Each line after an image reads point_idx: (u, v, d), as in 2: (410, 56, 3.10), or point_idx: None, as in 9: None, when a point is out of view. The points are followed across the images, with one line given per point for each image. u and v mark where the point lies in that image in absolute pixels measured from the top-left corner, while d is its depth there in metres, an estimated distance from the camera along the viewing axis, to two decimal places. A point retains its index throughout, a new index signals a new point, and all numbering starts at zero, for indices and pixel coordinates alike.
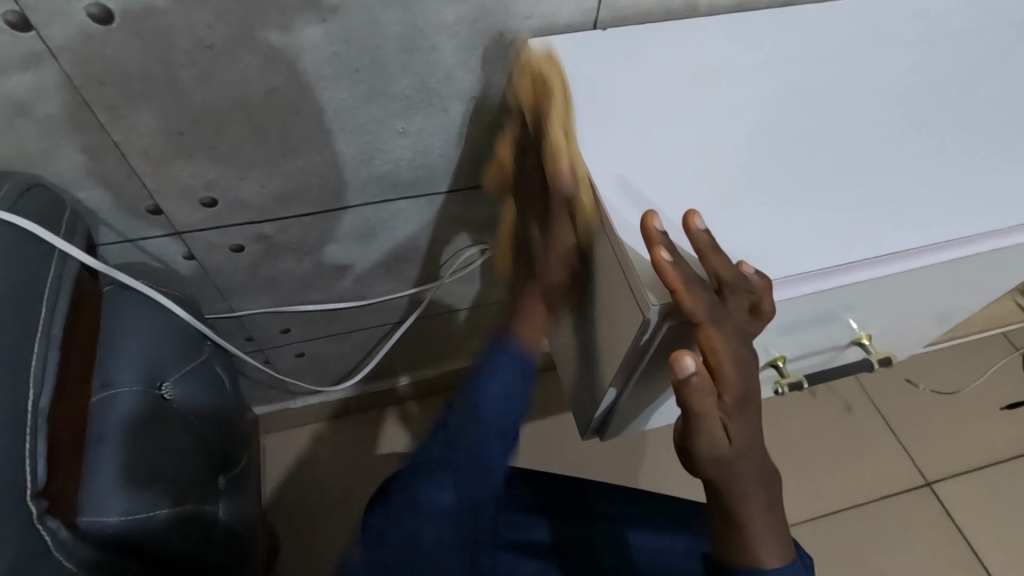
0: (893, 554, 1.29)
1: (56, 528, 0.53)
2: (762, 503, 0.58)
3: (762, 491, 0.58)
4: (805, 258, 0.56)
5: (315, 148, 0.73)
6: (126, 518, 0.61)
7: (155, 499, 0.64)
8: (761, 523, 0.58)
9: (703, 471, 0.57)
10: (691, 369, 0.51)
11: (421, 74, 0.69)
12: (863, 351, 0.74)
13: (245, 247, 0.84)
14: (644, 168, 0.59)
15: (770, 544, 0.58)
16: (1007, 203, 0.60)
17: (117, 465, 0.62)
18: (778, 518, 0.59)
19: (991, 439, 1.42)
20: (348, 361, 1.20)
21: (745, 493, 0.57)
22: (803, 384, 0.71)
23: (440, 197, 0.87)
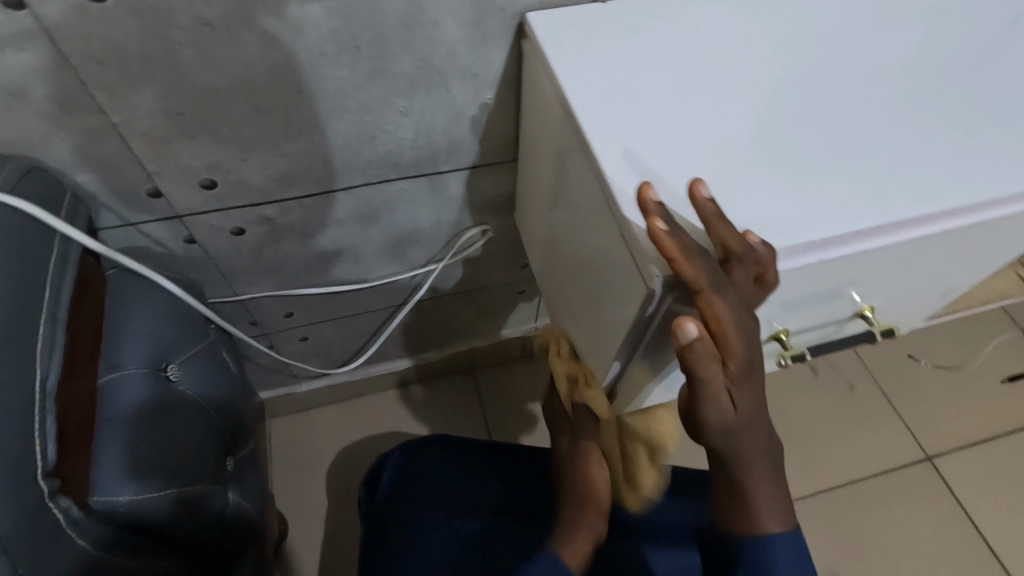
0: (892, 527, 1.31)
1: (67, 507, 0.54)
2: (766, 472, 0.59)
3: (766, 460, 0.59)
4: (808, 228, 0.55)
5: (316, 129, 0.73)
6: (137, 498, 0.61)
7: (165, 480, 0.65)
8: (763, 490, 0.59)
9: (708, 441, 0.58)
10: (694, 335, 0.51)
11: (423, 52, 0.67)
12: (866, 324, 0.73)
13: (247, 230, 0.84)
14: (648, 141, 0.59)
15: (772, 512, 0.59)
16: (1015, 170, 0.60)
17: (126, 446, 0.62)
18: (782, 488, 0.60)
19: (991, 414, 1.42)
20: (352, 345, 1.20)
21: (749, 463, 0.58)
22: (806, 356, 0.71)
23: (442, 177, 0.86)
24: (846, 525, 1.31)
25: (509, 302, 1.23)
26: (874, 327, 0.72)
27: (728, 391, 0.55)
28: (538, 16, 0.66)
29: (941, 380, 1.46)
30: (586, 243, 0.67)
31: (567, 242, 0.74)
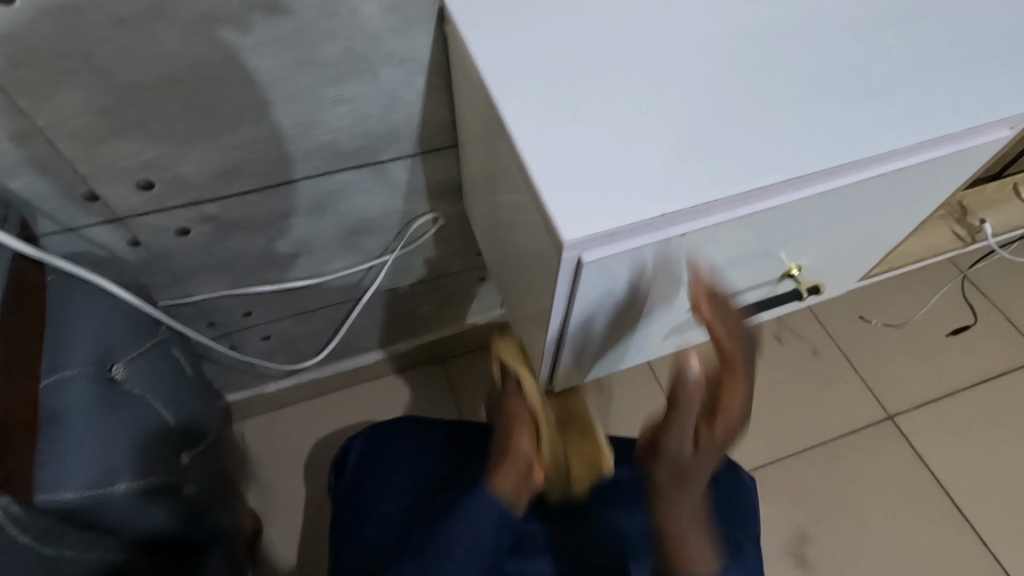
0: (859, 485, 1.34)
1: (8, 505, 0.55)
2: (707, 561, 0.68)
3: (697, 533, 0.69)
4: (722, 186, 0.54)
5: (250, 121, 0.74)
6: (83, 493, 0.62)
7: (112, 474, 0.65)
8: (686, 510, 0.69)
9: (660, 464, 0.69)
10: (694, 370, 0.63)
11: (347, 39, 0.69)
12: (794, 283, 0.76)
13: (192, 229, 0.84)
14: (562, 107, 0.58)
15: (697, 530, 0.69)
16: (934, 114, 0.60)
17: (69, 447, 0.62)
18: None
19: (949, 369, 1.46)
20: (316, 342, 1.20)
21: (676, 511, 0.69)
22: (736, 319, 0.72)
23: (384, 166, 0.87)
24: (813, 486, 1.34)
25: (470, 289, 1.24)
26: (801, 286, 0.75)
27: (695, 441, 0.68)
28: None
29: (901, 341, 1.50)
30: (516, 220, 0.68)
31: (503, 222, 0.74)
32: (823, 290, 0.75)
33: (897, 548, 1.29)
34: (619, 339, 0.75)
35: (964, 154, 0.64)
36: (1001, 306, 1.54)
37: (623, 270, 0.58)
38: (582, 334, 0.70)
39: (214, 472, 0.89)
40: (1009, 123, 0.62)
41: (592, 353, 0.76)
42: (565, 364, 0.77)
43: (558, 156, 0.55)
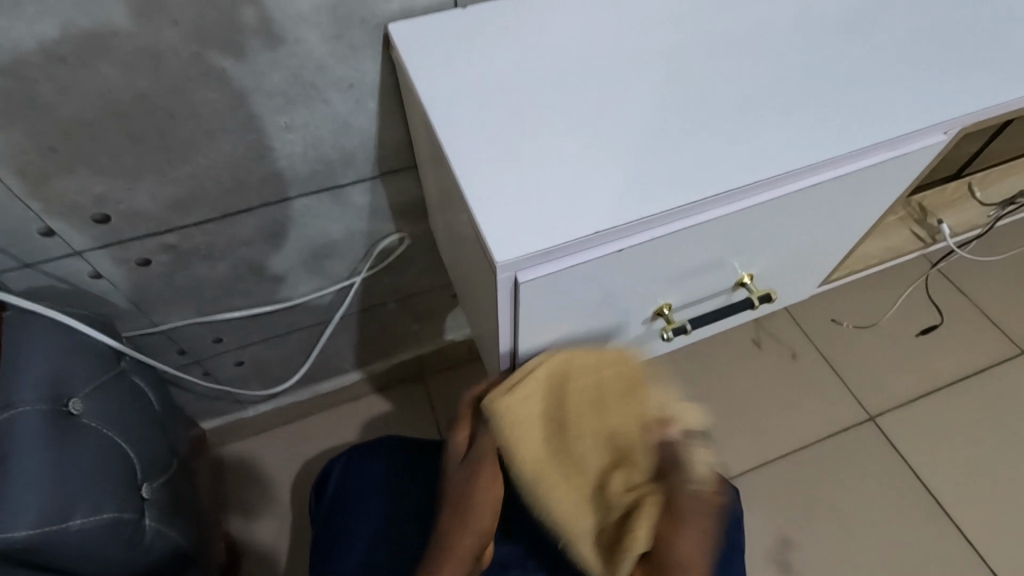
0: (841, 487, 1.34)
1: None
2: None
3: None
4: (649, 205, 0.56)
5: (200, 151, 0.74)
6: (36, 531, 0.62)
7: (64, 511, 0.65)
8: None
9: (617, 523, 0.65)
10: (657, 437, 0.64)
11: (292, 67, 0.70)
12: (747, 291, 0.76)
13: (152, 259, 0.85)
14: (501, 131, 0.60)
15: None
16: (865, 123, 0.61)
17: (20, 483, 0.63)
18: None
19: (928, 368, 1.47)
20: (291, 365, 1.20)
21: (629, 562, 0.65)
22: (687, 328, 0.72)
23: (343, 189, 0.88)
24: (797, 491, 1.34)
25: (443, 305, 1.24)
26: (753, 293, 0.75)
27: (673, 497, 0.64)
28: (398, 25, 0.68)
29: (879, 341, 1.50)
30: (465, 239, 0.68)
31: (456, 242, 0.75)
32: (776, 296, 0.76)
33: (882, 549, 1.28)
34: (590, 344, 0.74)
35: (901, 159, 0.65)
36: (977, 302, 1.55)
37: (562, 288, 0.59)
38: (534, 351, 0.70)
39: (180, 501, 0.88)
40: (939, 129, 0.63)
41: None
42: (521, 369, 0.73)
43: (494, 180, 0.57)
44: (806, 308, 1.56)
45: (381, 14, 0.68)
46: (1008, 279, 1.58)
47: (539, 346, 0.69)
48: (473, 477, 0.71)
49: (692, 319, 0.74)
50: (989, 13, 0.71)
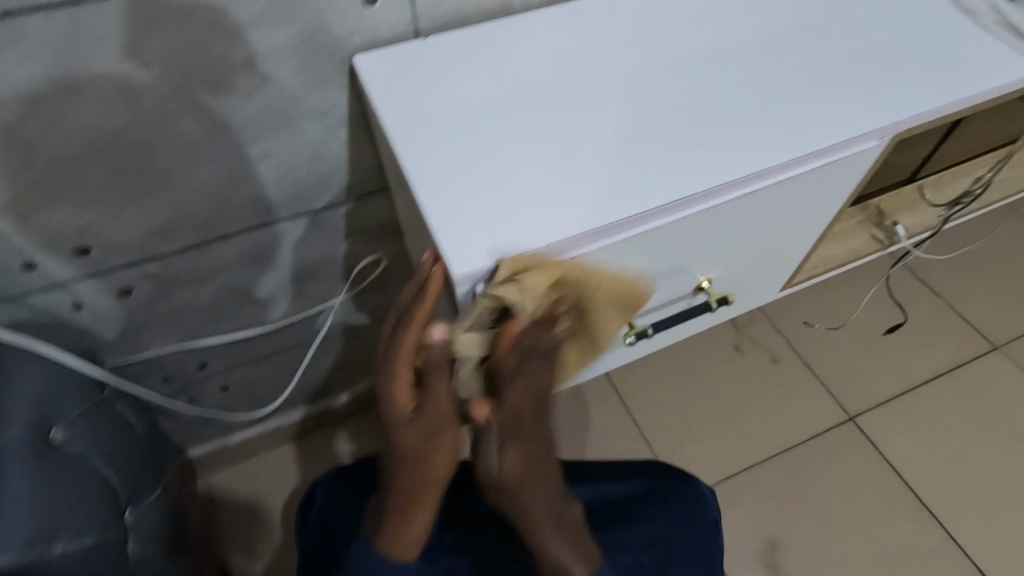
0: (826, 488, 1.36)
1: None
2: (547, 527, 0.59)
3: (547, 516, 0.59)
4: (601, 217, 0.59)
5: (177, 181, 0.77)
6: (24, 555, 0.62)
7: (50, 536, 0.65)
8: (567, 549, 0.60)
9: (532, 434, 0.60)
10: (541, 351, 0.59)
11: (264, 100, 0.73)
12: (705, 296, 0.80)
13: (134, 288, 0.87)
14: (462, 152, 0.63)
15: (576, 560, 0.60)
16: (805, 133, 0.65)
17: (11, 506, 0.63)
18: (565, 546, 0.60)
19: (906, 366, 1.50)
20: (276, 387, 1.22)
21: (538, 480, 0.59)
22: (649, 333, 0.75)
23: (319, 213, 0.91)
24: (781, 492, 1.36)
25: None
26: (711, 297, 0.79)
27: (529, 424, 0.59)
28: (364, 56, 0.72)
29: (857, 341, 1.53)
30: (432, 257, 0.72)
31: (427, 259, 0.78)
32: (733, 299, 0.79)
33: (867, 548, 1.30)
34: None
35: (841, 164, 0.69)
36: (950, 301, 1.59)
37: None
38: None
39: (165, 526, 0.89)
40: (874, 135, 0.67)
41: None
42: None
43: (455, 199, 0.60)
44: (785, 311, 1.59)
45: (346, 47, 0.72)
46: (979, 277, 1.62)
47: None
48: (431, 435, 0.58)
49: (654, 325, 0.77)
50: (919, 27, 0.75)
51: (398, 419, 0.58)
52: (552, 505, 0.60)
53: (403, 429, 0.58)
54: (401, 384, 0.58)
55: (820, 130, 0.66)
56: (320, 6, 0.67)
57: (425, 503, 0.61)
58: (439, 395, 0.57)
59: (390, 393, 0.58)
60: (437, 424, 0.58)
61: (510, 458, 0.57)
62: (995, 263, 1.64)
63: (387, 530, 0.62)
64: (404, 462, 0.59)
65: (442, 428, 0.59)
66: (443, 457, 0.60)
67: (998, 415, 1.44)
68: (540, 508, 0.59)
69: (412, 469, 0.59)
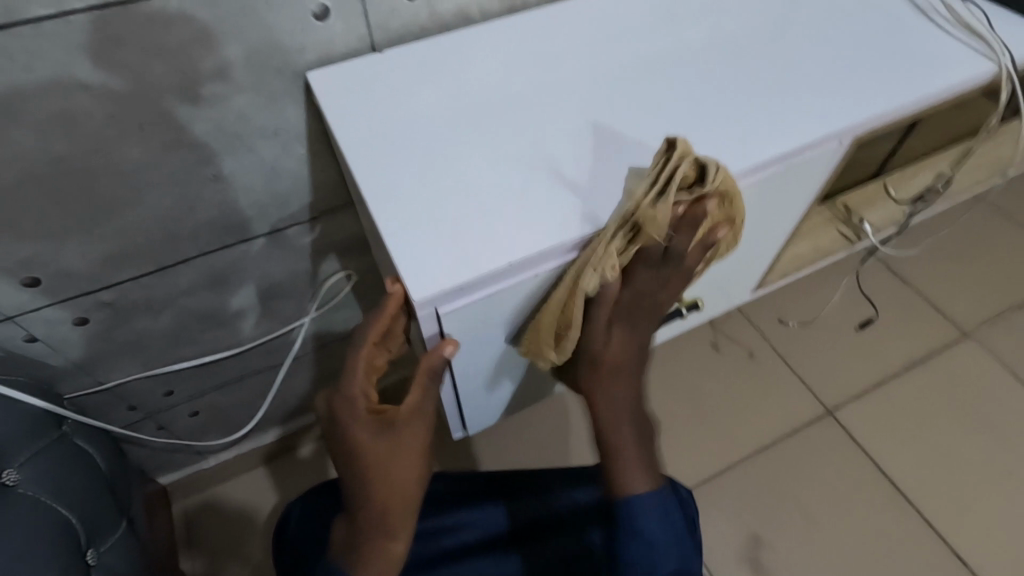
0: (807, 483, 1.36)
1: None
2: (631, 436, 0.68)
3: (631, 426, 0.69)
4: (559, 234, 0.59)
5: (128, 207, 0.75)
6: None
7: None
8: (630, 460, 0.67)
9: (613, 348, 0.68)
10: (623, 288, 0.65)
11: (215, 121, 0.71)
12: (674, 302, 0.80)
13: (90, 317, 0.84)
14: (419, 170, 0.63)
15: (637, 475, 0.66)
16: (762, 139, 0.65)
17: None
18: (646, 456, 0.68)
19: (880, 357, 1.52)
20: (249, 409, 1.18)
21: (618, 426, 0.68)
22: None
23: (282, 232, 0.88)
24: (765, 490, 1.36)
25: None
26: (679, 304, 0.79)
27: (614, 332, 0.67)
28: (316, 72, 0.70)
29: (831, 334, 1.55)
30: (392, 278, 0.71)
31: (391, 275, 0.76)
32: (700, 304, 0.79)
33: (853, 542, 1.30)
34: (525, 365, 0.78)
35: (802, 168, 0.69)
36: (921, 291, 1.61)
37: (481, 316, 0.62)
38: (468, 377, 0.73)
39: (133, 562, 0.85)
40: (832, 138, 0.68)
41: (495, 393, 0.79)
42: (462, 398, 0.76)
43: (414, 218, 0.60)
44: (758, 308, 1.61)
45: (299, 63, 0.70)
46: (946, 265, 1.65)
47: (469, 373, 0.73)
48: (394, 451, 0.64)
49: None
50: (871, 27, 0.76)
51: (362, 436, 0.63)
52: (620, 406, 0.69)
53: (370, 445, 0.63)
54: (361, 401, 0.64)
55: (775, 134, 0.66)
56: (269, 22, 0.65)
57: (398, 520, 0.63)
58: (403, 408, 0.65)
59: (353, 414, 0.63)
60: (403, 443, 0.64)
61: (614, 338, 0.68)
62: (960, 250, 1.68)
63: (364, 549, 0.62)
64: (373, 470, 0.63)
65: (405, 448, 0.64)
66: (410, 473, 0.64)
67: (972, 403, 1.46)
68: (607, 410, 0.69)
69: (379, 484, 0.63)
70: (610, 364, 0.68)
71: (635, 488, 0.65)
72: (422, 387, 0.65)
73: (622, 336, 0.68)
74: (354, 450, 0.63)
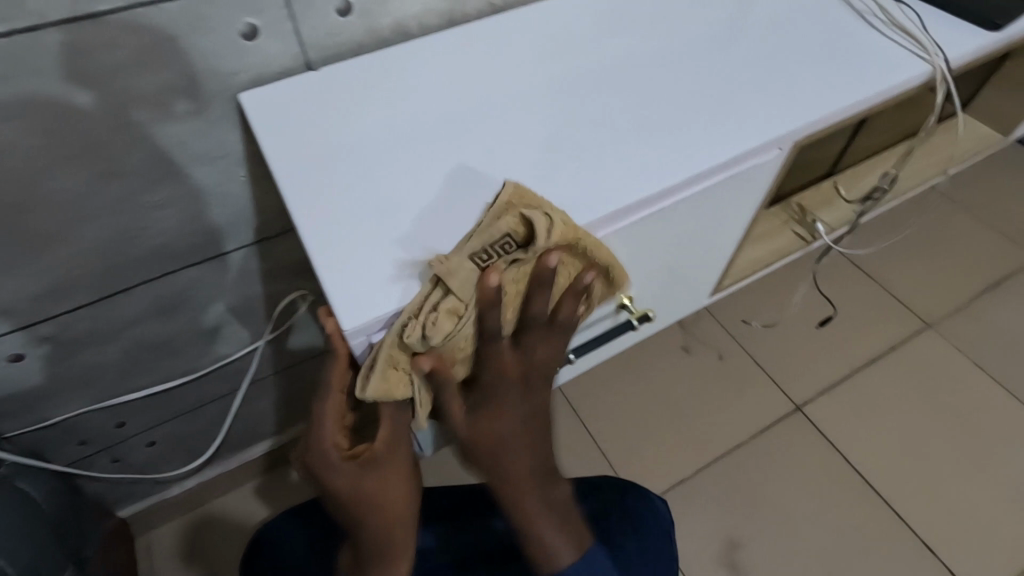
0: (776, 482, 1.37)
1: None
2: (536, 506, 0.60)
3: (535, 493, 0.60)
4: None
5: (60, 240, 0.71)
6: None
7: None
8: (549, 531, 0.59)
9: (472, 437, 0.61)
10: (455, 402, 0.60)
11: (148, 147, 0.68)
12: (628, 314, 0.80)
13: (27, 353, 0.80)
14: (358, 194, 0.62)
15: (564, 542, 0.59)
16: (703, 150, 0.66)
17: None
18: (564, 514, 0.61)
19: (844, 350, 1.54)
20: (209, 437, 1.15)
21: (519, 493, 0.60)
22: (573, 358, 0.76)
23: (229, 256, 0.86)
24: (744, 493, 1.37)
25: None
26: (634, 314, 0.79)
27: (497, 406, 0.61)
28: (248, 95, 0.68)
29: (802, 332, 1.56)
30: None
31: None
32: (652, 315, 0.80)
33: (825, 539, 1.31)
34: None
35: (738, 178, 0.69)
36: (883, 284, 1.64)
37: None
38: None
39: None
40: (773, 146, 0.68)
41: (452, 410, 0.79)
42: None
43: (352, 244, 0.59)
44: (727, 308, 1.61)
45: (232, 85, 0.68)
46: (906, 257, 1.68)
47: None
48: (383, 487, 0.60)
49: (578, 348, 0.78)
50: (810, 33, 0.77)
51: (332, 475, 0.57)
52: (519, 471, 0.60)
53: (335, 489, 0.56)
54: (332, 451, 0.60)
55: (717, 145, 0.66)
56: (197, 44, 0.63)
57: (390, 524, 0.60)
58: (379, 442, 0.61)
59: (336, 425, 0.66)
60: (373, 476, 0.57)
61: (531, 365, 0.61)
62: (922, 244, 1.71)
63: None
64: (365, 512, 0.60)
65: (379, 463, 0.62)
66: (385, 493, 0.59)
67: (935, 395, 1.48)
68: (513, 471, 0.60)
69: (376, 521, 0.60)
70: (485, 443, 0.60)
71: (562, 558, 0.58)
72: (397, 413, 0.61)
73: (503, 412, 0.60)
74: (340, 499, 0.60)
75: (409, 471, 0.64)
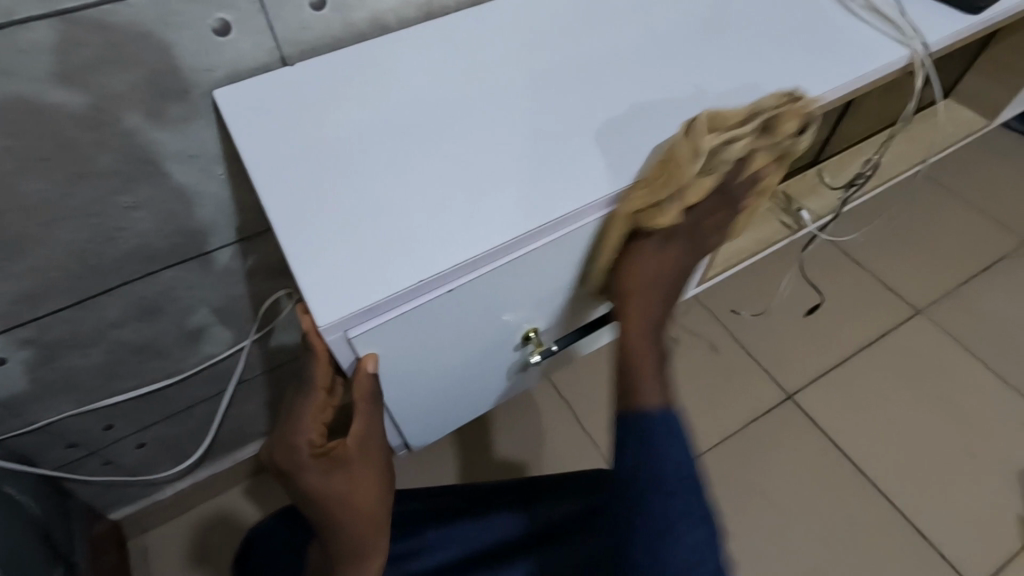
0: (767, 468, 1.46)
1: None
2: (653, 364, 0.67)
3: (651, 348, 0.69)
4: (476, 245, 0.61)
5: (37, 241, 0.73)
6: None
7: None
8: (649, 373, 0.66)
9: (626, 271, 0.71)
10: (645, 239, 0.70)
11: (121, 148, 0.71)
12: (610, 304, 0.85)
13: (9, 359, 0.82)
14: (338, 194, 0.64)
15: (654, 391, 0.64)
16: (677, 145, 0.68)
17: None
18: (659, 364, 0.67)
19: (830, 338, 1.63)
20: (198, 436, 1.19)
21: (632, 331, 0.69)
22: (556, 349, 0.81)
23: (209, 256, 0.89)
24: (732, 477, 1.45)
25: None
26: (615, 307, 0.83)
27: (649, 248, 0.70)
28: (225, 90, 0.71)
29: (795, 324, 1.65)
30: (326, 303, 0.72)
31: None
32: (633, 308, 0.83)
33: (811, 523, 1.39)
34: (471, 374, 0.81)
35: None
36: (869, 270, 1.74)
37: (403, 335, 0.64)
38: (403, 394, 0.75)
39: None
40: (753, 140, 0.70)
41: (437, 400, 0.82)
42: (404, 408, 0.79)
43: (335, 242, 0.61)
44: (714, 298, 1.69)
45: (204, 81, 0.70)
46: (897, 246, 1.77)
47: (402, 390, 0.75)
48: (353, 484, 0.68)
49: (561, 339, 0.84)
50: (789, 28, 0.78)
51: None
52: (648, 339, 0.69)
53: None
54: (304, 447, 0.67)
55: None
56: (168, 41, 0.65)
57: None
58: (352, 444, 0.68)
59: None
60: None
61: (660, 249, 0.70)
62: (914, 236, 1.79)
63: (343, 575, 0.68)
64: (337, 504, 0.67)
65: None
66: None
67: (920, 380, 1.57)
68: (637, 341, 0.69)
69: (348, 512, 0.68)
70: (643, 273, 0.70)
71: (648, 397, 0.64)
72: (367, 417, 0.68)
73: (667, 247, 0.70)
74: (312, 494, 0.67)
75: (378, 467, 0.71)
